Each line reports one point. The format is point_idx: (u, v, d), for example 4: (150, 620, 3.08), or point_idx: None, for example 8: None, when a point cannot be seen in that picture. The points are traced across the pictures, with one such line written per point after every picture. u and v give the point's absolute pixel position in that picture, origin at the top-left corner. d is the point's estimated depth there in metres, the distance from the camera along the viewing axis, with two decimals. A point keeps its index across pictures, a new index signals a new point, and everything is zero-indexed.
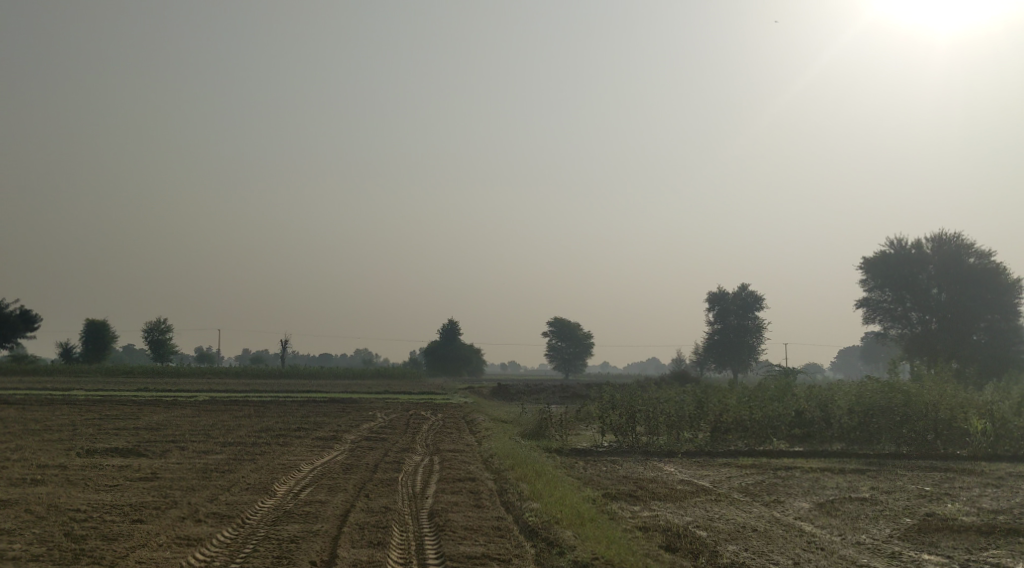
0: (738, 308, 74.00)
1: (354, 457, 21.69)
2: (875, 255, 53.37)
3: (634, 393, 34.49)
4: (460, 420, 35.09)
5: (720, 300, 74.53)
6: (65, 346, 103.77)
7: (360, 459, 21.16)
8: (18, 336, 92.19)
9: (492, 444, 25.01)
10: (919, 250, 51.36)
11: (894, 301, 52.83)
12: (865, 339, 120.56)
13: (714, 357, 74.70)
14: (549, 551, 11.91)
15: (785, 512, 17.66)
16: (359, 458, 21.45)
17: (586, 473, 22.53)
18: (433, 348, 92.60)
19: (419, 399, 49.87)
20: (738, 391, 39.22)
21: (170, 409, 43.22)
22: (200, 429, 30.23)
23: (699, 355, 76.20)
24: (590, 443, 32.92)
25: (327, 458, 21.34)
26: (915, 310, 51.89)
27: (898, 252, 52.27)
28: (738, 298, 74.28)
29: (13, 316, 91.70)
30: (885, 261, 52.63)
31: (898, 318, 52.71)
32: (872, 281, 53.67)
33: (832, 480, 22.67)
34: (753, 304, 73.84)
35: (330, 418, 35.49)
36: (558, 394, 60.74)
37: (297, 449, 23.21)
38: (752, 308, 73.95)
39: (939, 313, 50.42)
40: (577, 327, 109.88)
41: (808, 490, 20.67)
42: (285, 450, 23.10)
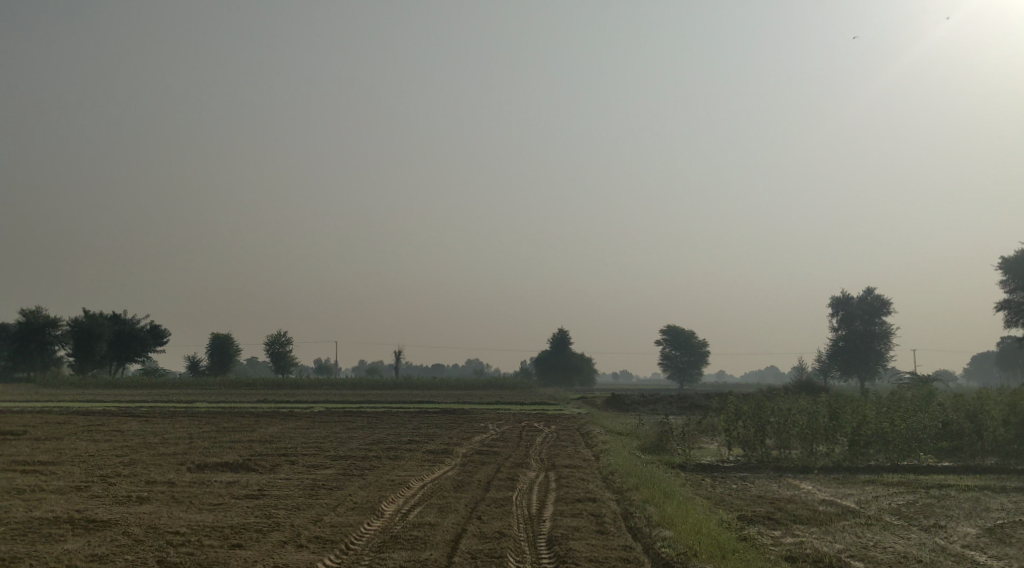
0: (864, 313, 70.40)
1: (465, 473, 20.57)
2: (1014, 254, 49.63)
3: (761, 403, 32.51)
4: (576, 433, 33.77)
5: (844, 306, 71.07)
6: (191, 360, 106.67)
7: (472, 476, 20.00)
8: (148, 351, 95.06)
9: (611, 458, 23.60)
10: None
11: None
12: (1001, 343, 113.91)
13: (839, 365, 71.22)
14: None
15: (949, 539, 15.71)
16: (471, 474, 20.31)
17: (715, 493, 20.88)
18: (545, 358, 91.43)
19: (533, 410, 48.76)
20: (873, 400, 36.76)
21: (286, 421, 43.11)
22: (314, 441, 29.73)
23: (823, 362, 72.76)
24: (715, 457, 31.13)
25: (439, 473, 20.26)
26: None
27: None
28: (864, 303, 70.67)
29: (143, 331, 94.55)
30: None
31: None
32: (1011, 282, 49.93)
33: (995, 500, 20.38)
34: (880, 309, 70.17)
35: (443, 431, 34.62)
36: (676, 404, 58.72)
37: (408, 464, 22.22)
38: (879, 313, 70.28)
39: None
40: (693, 335, 106.96)
41: (971, 513, 18.53)
42: (396, 464, 22.16)
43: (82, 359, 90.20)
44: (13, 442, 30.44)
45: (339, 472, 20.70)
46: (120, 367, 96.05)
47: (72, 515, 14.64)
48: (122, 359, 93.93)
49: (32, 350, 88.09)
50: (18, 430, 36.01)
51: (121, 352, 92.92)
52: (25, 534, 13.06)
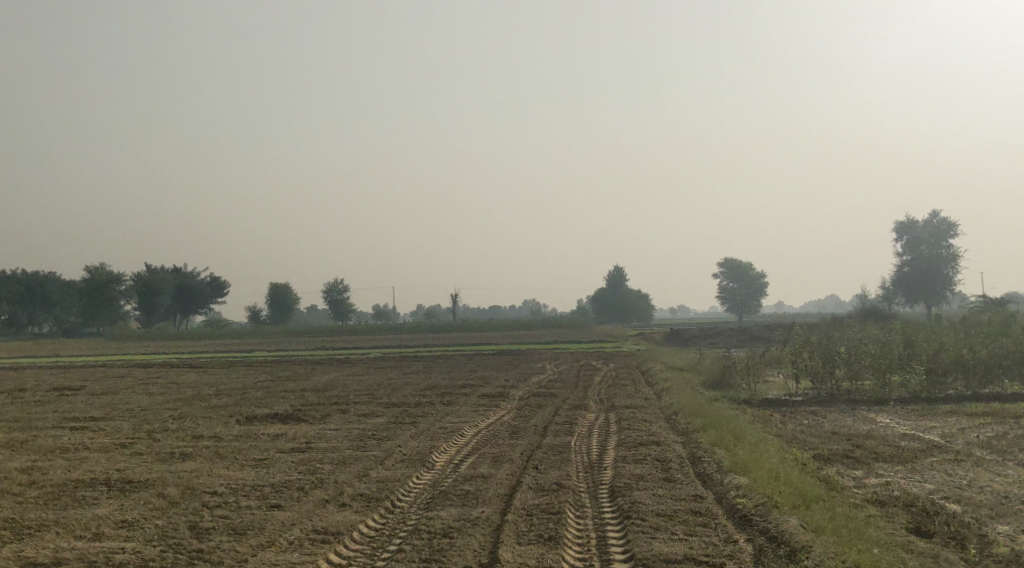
0: (929, 237, 67.79)
1: (520, 418, 19.63)
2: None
3: (830, 334, 31.18)
4: (635, 371, 32.74)
5: (908, 230, 68.51)
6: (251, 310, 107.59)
7: (527, 420, 19.03)
8: (210, 302, 95.98)
9: (673, 398, 22.55)
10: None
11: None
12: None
13: (904, 292, 68.87)
14: (772, 559, 9.53)
15: None
16: (526, 419, 19.35)
17: (787, 431, 19.78)
18: (601, 295, 90.32)
19: (590, 348, 47.80)
20: (947, 326, 35.24)
21: (342, 368, 42.66)
22: (368, 388, 29.06)
23: (887, 289, 70.47)
24: (783, 391, 29.92)
25: (493, 420, 19.34)
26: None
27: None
28: (929, 227, 68.01)
29: (204, 283, 95.41)
30: None
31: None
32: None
33: None
34: (946, 233, 67.46)
35: (499, 373, 33.80)
36: (737, 336, 57.34)
37: (461, 410, 21.36)
38: (946, 236, 67.60)
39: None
40: (750, 267, 104.83)
41: None
42: (449, 411, 21.28)
43: (148, 314, 91.26)
44: (69, 398, 30.20)
45: (389, 421, 19.89)
46: (183, 319, 97.19)
47: (108, 475, 13.89)
48: (184, 311, 94.99)
49: None
50: (76, 384, 35.92)
51: (184, 305, 93.82)
52: (56, 499, 12.34)
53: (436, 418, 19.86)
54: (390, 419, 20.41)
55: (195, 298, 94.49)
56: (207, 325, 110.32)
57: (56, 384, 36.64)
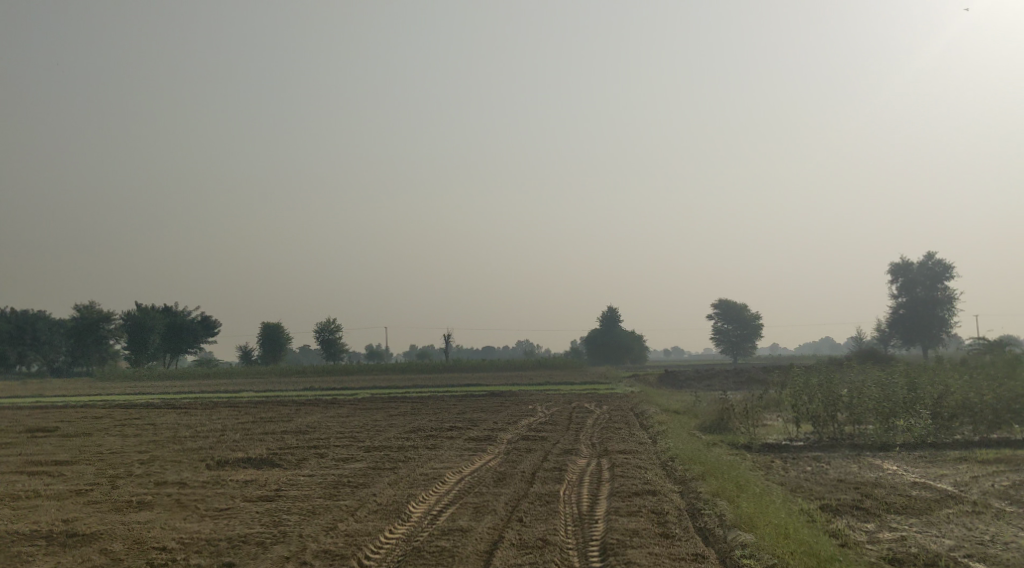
0: (925, 279, 67.02)
1: (508, 464, 18.46)
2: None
3: (831, 376, 30.22)
4: (630, 413, 31.65)
5: (904, 271, 67.75)
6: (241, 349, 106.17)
7: (514, 467, 17.87)
8: (201, 342, 94.56)
9: (670, 442, 21.46)
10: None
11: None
12: None
13: (900, 334, 67.90)
14: None
15: None
16: (513, 465, 18.19)
17: (791, 479, 18.67)
18: (594, 336, 89.23)
19: (583, 390, 46.60)
20: (949, 369, 34.30)
21: (328, 409, 41.39)
22: (351, 431, 27.86)
23: (883, 332, 69.51)
24: (784, 435, 28.84)
25: (479, 465, 18.17)
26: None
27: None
28: (924, 269, 67.28)
29: (194, 323, 94.03)
30: None
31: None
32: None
33: None
34: (942, 275, 66.62)
35: (489, 415, 32.60)
36: (733, 378, 56.21)
37: (446, 455, 20.17)
38: (942, 278, 66.83)
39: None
40: (744, 309, 103.95)
41: None
42: (433, 456, 20.12)
43: (138, 352, 89.70)
44: (38, 441, 28.88)
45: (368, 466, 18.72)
46: (173, 359, 95.67)
47: (53, 527, 12.68)
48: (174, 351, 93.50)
49: (88, 344, 87.42)
50: (50, 425, 34.54)
51: (175, 344, 92.29)
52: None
53: (417, 463, 18.72)
54: (370, 463, 19.23)
55: (186, 336, 93.03)
56: (198, 365, 108.68)
57: (30, 424, 35.22)
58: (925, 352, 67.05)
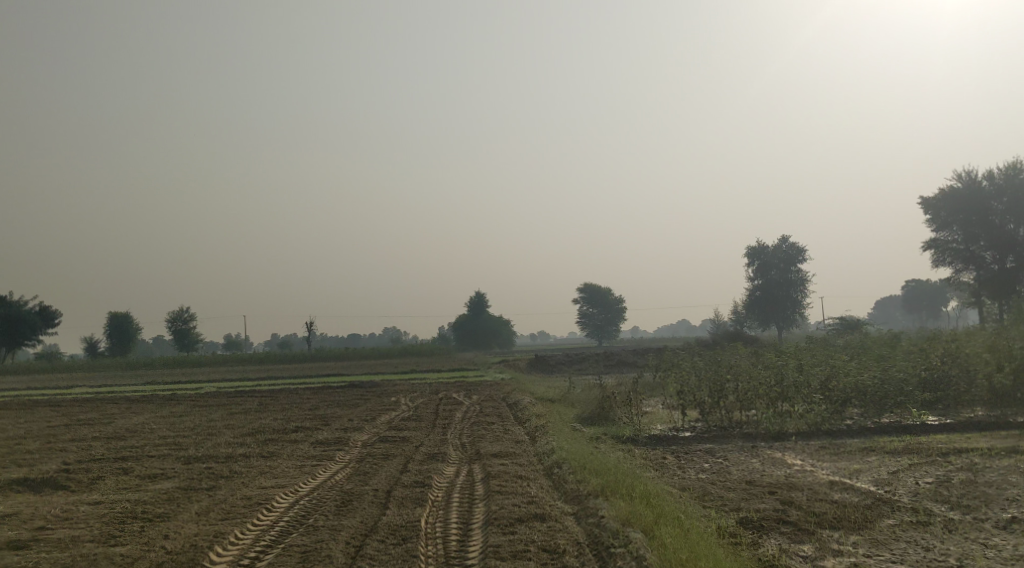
0: (779, 261, 66.55)
1: (357, 479, 14.97)
2: (939, 193, 45.99)
3: (715, 358, 27.85)
4: (503, 404, 28.53)
5: (759, 255, 67.17)
6: (86, 341, 98.19)
7: (365, 484, 14.39)
8: (37, 333, 86.54)
9: (551, 442, 18.34)
10: (990, 183, 44.04)
11: (963, 241, 45.18)
12: (906, 285, 113.40)
13: (757, 316, 67.38)
14: None
15: None
16: (365, 481, 14.73)
17: (694, 483, 15.87)
18: (460, 322, 86.02)
19: (450, 378, 43.31)
20: (828, 350, 32.65)
21: (162, 406, 36.70)
22: (179, 436, 23.68)
23: (740, 314, 68.88)
24: (668, 425, 26.31)
25: (321, 484, 14.60)
26: (990, 251, 44.27)
27: (969, 186, 44.73)
28: (779, 251, 66.83)
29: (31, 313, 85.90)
30: (953, 198, 45.17)
31: (970, 260, 44.94)
32: (934, 218, 46.21)
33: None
34: (796, 258, 66.33)
35: (344, 411, 28.80)
36: (603, 362, 54.06)
37: (282, 470, 16.48)
38: (796, 261, 66.58)
39: (1017, 251, 43.16)
40: (609, 292, 102.89)
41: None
42: (266, 471, 16.43)
43: None
44: None
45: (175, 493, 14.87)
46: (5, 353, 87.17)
47: None
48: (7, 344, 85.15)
49: None
50: None
51: (8, 336, 84.10)
52: None
53: (241, 486, 15.03)
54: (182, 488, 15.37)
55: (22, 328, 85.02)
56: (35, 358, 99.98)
57: None
58: (780, 333, 66.81)
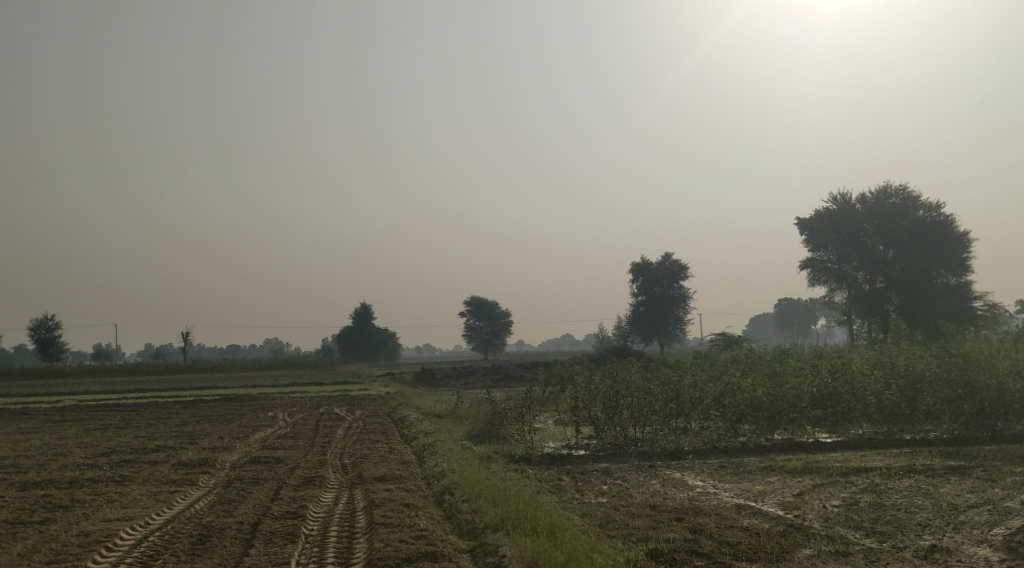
0: (662, 278, 66.83)
1: (223, 514, 13.35)
2: (815, 213, 46.66)
3: (608, 373, 26.88)
4: (387, 420, 26.87)
5: (642, 271, 67.33)
6: None
7: (232, 521, 12.77)
8: None
9: (440, 464, 16.99)
10: (863, 205, 44.76)
11: (836, 260, 45.85)
12: (781, 303, 116.35)
13: (638, 331, 67.36)
14: None
15: None
16: (231, 517, 13.11)
17: (594, 509, 14.76)
18: (344, 334, 83.59)
19: (333, 392, 41.32)
20: (719, 366, 32.17)
21: (14, 422, 33.63)
22: (23, 457, 21.30)
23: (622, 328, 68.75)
24: (560, 442, 25.17)
25: (181, 523, 12.94)
26: (861, 271, 45.00)
27: (843, 207, 45.44)
28: (662, 268, 67.16)
29: None
30: (827, 218, 45.86)
31: (842, 278, 45.62)
32: (810, 238, 46.78)
33: (945, 500, 15.47)
34: (678, 274, 66.72)
35: (215, 427, 26.66)
36: (490, 377, 52.77)
37: (138, 503, 14.69)
38: (677, 278, 67.02)
39: (886, 271, 43.84)
40: (495, 306, 101.99)
41: (946, 528, 13.36)
42: (118, 504, 14.62)
43: None
44: None
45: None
46: None
47: None
48: None
49: None
50: None
51: None
52: None
53: (84, 525, 13.22)
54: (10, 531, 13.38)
55: None
56: None
57: None
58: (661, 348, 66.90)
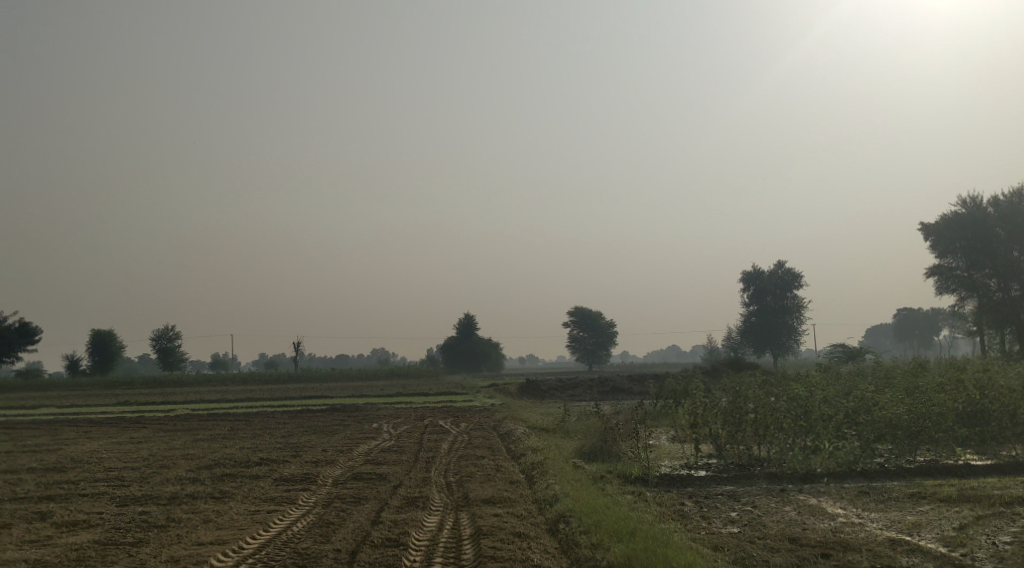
0: (774, 287, 64.07)
1: (321, 542, 12.32)
2: (942, 217, 43.58)
3: (729, 386, 25.03)
4: (494, 435, 25.65)
5: (753, 280, 64.69)
6: (70, 360, 95.22)
7: (329, 554, 11.73)
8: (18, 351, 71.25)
9: (551, 486, 15.64)
10: (995, 209, 41.54)
11: (965, 267, 42.67)
12: (902, 313, 111.17)
13: (750, 343, 64.71)
14: None
15: None
16: (328, 547, 12.07)
17: (724, 541, 13.18)
18: (449, 345, 83.15)
19: (438, 403, 40.41)
20: (845, 379, 29.90)
21: (125, 431, 33.74)
22: (126, 469, 20.82)
23: (733, 339, 66.15)
24: (679, 461, 23.50)
25: (277, 553, 11.95)
26: (994, 279, 41.74)
27: (973, 211, 42.28)
28: (774, 277, 64.37)
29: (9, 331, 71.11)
30: (955, 223, 42.76)
31: (972, 287, 42.32)
32: (936, 244, 43.71)
33: None
34: (791, 283, 63.84)
35: (319, 439, 25.96)
36: (598, 389, 51.18)
37: (235, 525, 13.80)
38: (791, 287, 64.14)
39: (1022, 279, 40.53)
40: (600, 317, 100.19)
41: None
42: (212, 527, 13.74)
43: None
44: None
45: None
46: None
47: None
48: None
49: None
50: None
51: None
52: None
53: (176, 552, 12.33)
54: (101, 558, 12.59)
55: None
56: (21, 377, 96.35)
57: None
58: (774, 360, 64.09)
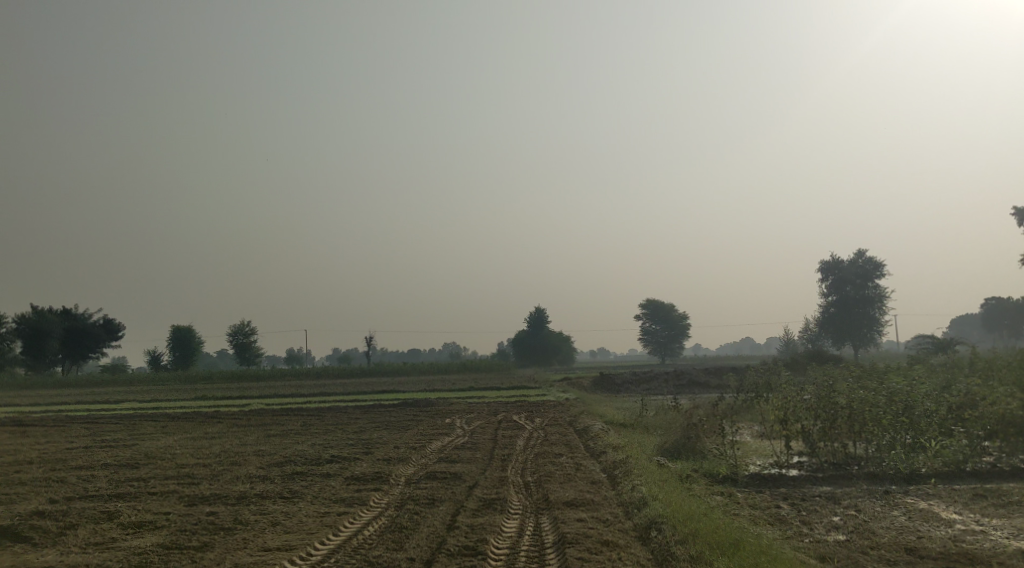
0: (855, 276, 61.66)
1: (393, 550, 11.44)
2: None
3: (821, 380, 23.55)
4: (571, 431, 24.61)
5: (833, 269, 62.35)
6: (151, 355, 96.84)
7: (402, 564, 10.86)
8: (105, 345, 72.09)
9: (637, 487, 14.57)
10: None
11: None
12: (988, 302, 106.84)
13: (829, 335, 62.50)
14: None
15: None
16: (401, 555, 11.19)
17: (831, 551, 11.96)
18: (521, 338, 82.30)
19: (511, 397, 39.52)
20: (942, 371, 28.12)
21: (200, 426, 33.55)
22: (198, 466, 20.32)
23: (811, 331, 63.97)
24: (769, 459, 22.18)
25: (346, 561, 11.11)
26: None
27: None
28: (855, 266, 61.94)
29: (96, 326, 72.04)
30: None
31: None
32: None
33: None
34: (873, 272, 61.36)
35: (391, 435, 25.22)
36: (674, 383, 49.75)
37: (305, 528, 13.02)
38: (873, 276, 61.64)
39: None
40: (673, 309, 98.29)
41: None
42: (281, 531, 12.97)
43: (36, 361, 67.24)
44: None
45: None
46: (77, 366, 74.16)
47: None
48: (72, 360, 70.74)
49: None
50: None
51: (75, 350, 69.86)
52: None
53: (241, 559, 11.58)
54: (164, 565, 11.92)
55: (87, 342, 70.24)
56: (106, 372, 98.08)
57: None
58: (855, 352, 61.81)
